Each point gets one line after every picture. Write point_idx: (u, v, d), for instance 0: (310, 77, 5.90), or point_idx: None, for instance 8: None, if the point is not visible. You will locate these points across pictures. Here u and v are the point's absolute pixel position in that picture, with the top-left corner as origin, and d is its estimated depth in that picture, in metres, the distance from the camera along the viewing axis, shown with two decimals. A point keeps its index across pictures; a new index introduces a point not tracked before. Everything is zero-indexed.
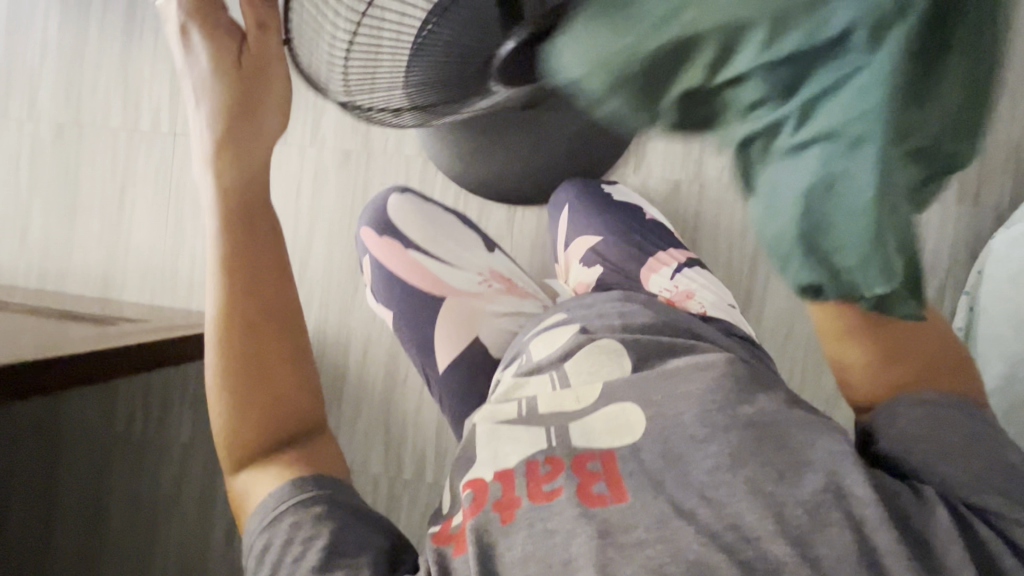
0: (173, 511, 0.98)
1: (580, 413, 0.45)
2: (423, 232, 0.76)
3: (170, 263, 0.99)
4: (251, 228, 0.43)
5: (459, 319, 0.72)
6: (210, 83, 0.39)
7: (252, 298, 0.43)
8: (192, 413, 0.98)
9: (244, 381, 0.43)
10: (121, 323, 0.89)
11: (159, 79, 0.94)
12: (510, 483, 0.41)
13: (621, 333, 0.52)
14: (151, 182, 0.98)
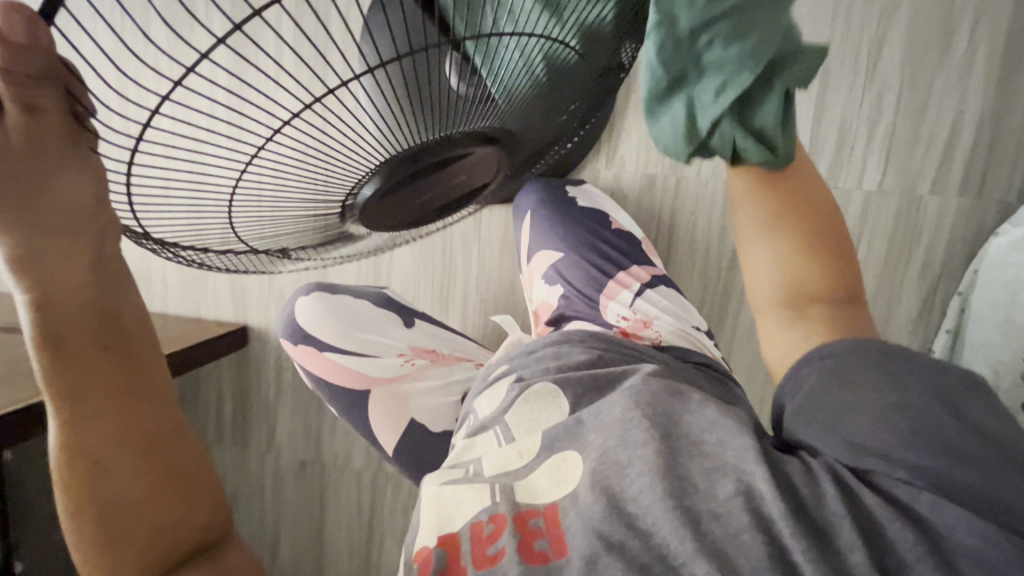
0: None
1: (524, 473, 0.45)
2: (337, 328, 0.72)
3: (143, 270, 0.99)
4: (71, 358, 0.34)
5: (387, 405, 0.70)
6: None
7: (99, 420, 0.35)
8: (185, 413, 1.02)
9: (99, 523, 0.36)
10: None
11: None
12: (456, 553, 0.40)
13: (555, 375, 0.52)
14: None
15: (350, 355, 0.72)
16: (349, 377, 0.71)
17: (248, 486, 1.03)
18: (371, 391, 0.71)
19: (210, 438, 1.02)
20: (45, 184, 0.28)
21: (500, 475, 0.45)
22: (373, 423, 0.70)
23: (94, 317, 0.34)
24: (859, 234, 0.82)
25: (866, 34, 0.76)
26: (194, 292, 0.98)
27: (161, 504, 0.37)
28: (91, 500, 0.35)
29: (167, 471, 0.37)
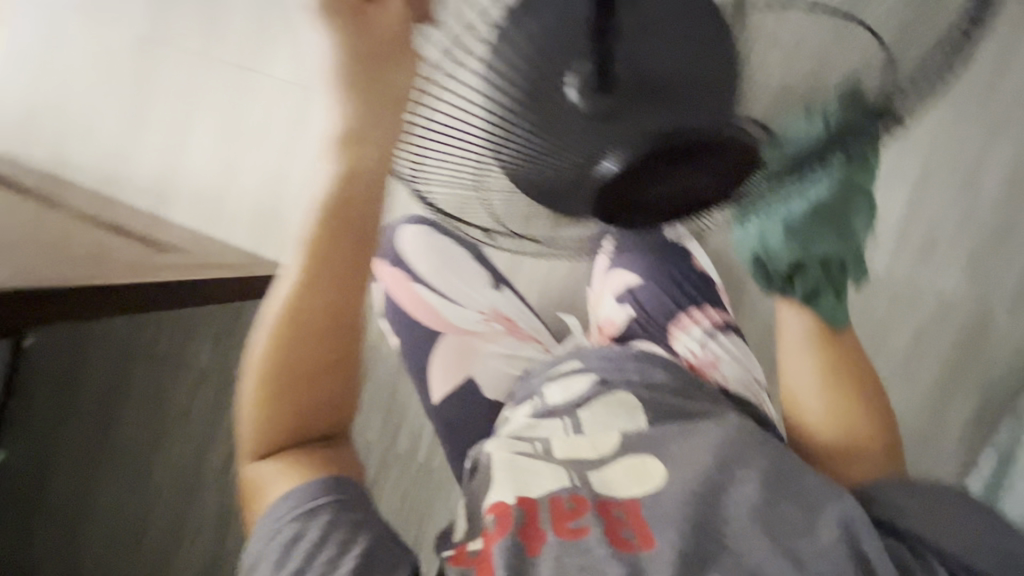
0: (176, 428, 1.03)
1: (599, 463, 0.44)
2: (431, 265, 0.74)
3: (218, 198, 1.00)
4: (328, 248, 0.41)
5: (452, 356, 0.70)
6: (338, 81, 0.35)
7: (324, 304, 0.42)
8: (212, 344, 1.02)
9: (281, 380, 0.42)
10: (167, 250, 0.89)
11: (241, 12, 0.95)
12: (534, 516, 0.40)
13: (637, 388, 0.52)
14: (217, 113, 0.99)
15: (434, 293, 0.73)
16: (426, 314, 0.72)
17: None
18: (442, 336, 0.71)
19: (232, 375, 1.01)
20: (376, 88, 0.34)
21: (574, 460, 0.45)
22: (432, 373, 0.70)
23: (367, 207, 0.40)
24: (924, 336, 0.82)
25: (973, 148, 0.78)
26: (262, 230, 0.99)
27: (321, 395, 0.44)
28: (283, 363, 0.42)
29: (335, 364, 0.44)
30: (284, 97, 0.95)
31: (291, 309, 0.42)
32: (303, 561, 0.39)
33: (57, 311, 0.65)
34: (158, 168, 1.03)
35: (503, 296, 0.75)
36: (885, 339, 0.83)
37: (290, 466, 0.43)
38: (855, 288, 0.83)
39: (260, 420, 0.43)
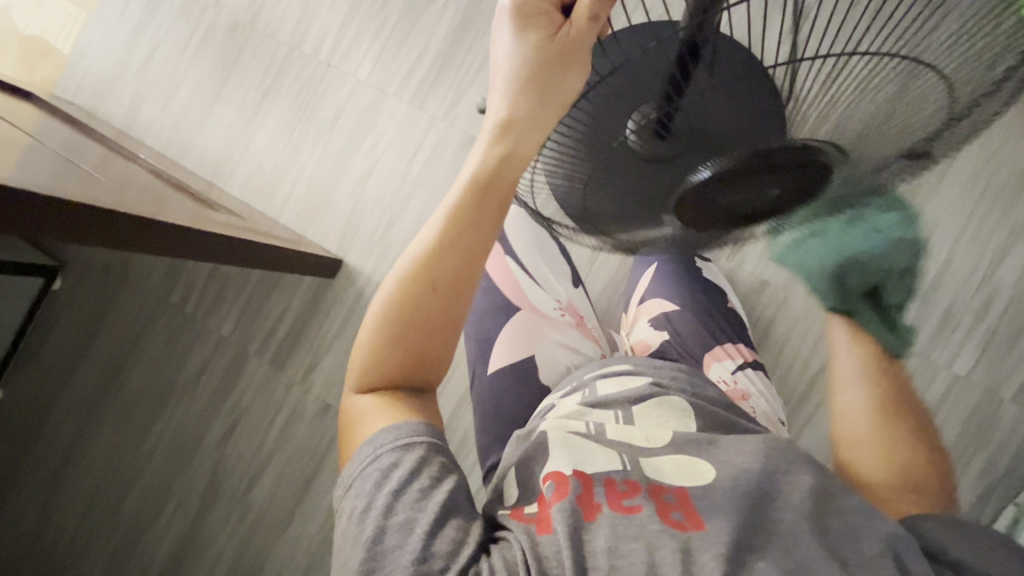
0: (188, 390, 1.04)
1: (649, 452, 0.47)
2: (526, 250, 0.88)
3: (276, 176, 1.05)
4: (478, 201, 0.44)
5: (523, 330, 0.79)
6: (523, 63, 0.39)
7: (456, 255, 0.44)
8: (239, 315, 1.04)
9: (399, 323, 0.44)
10: (221, 212, 0.91)
11: (334, 13, 1.02)
12: (589, 490, 0.42)
13: (690, 397, 0.54)
14: (292, 100, 1.04)
15: (524, 272, 0.85)
16: (512, 287, 0.84)
17: (261, 409, 1.01)
18: (520, 310, 0.81)
19: (251, 348, 1.03)
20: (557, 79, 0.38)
21: (626, 445, 0.48)
22: (498, 342, 0.78)
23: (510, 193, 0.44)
24: (936, 413, 0.84)
25: (998, 242, 0.83)
26: (311, 213, 1.02)
27: (433, 344, 0.45)
28: (405, 308, 0.44)
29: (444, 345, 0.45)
30: (360, 94, 1.01)
31: (424, 253, 0.44)
32: (392, 496, 0.40)
33: (119, 238, 0.67)
34: (224, 141, 1.08)
35: (577, 297, 0.87)
36: None
37: (388, 410, 0.44)
38: None
39: (368, 358, 0.45)
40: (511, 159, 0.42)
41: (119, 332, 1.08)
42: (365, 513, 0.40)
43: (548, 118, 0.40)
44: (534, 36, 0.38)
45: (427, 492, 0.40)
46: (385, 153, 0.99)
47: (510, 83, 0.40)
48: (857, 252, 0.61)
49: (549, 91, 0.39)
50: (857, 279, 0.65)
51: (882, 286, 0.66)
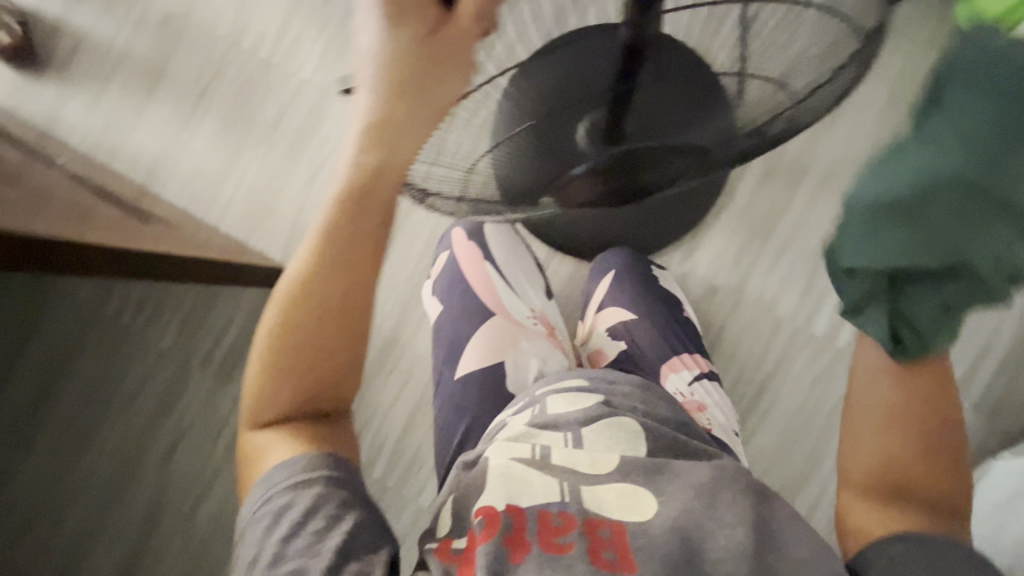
0: (125, 407, 1.00)
1: (592, 479, 0.47)
2: (504, 258, 0.88)
3: (216, 180, 1.00)
4: (357, 220, 0.46)
5: (495, 338, 0.79)
6: (389, 65, 0.37)
7: (340, 277, 0.47)
8: (180, 326, 1.00)
9: (294, 347, 0.48)
10: (154, 223, 0.86)
11: (276, 8, 0.97)
12: (522, 526, 0.43)
13: (642, 417, 0.53)
14: (232, 100, 0.99)
15: (501, 279, 0.86)
16: (488, 294, 0.84)
17: (205, 425, 0.98)
18: (494, 317, 0.81)
19: (194, 361, 0.99)
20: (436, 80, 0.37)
21: (569, 471, 0.48)
22: (468, 350, 0.78)
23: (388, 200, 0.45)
24: None
25: None
26: (255, 219, 0.98)
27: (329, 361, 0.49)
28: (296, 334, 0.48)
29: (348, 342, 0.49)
30: (304, 95, 0.97)
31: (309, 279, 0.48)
32: (289, 532, 0.43)
33: (37, 263, 0.62)
34: (160, 142, 1.02)
35: (551, 308, 0.86)
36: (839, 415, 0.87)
37: (291, 433, 0.49)
38: (817, 361, 0.87)
39: (267, 388, 0.49)
40: (378, 179, 0.43)
41: (45, 345, 1.01)
42: (254, 562, 0.43)
43: (423, 117, 0.39)
44: (400, 35, 0.36)
45: (323, 532, 0.43)
46: (332, 157, 0.96)
47: (379, 86, 0.39)
48: (995, 142, 0.36)
49: (418, 93, 0.38)
50: (964, 222, 0.38)
51: (948, 270, 0.42)
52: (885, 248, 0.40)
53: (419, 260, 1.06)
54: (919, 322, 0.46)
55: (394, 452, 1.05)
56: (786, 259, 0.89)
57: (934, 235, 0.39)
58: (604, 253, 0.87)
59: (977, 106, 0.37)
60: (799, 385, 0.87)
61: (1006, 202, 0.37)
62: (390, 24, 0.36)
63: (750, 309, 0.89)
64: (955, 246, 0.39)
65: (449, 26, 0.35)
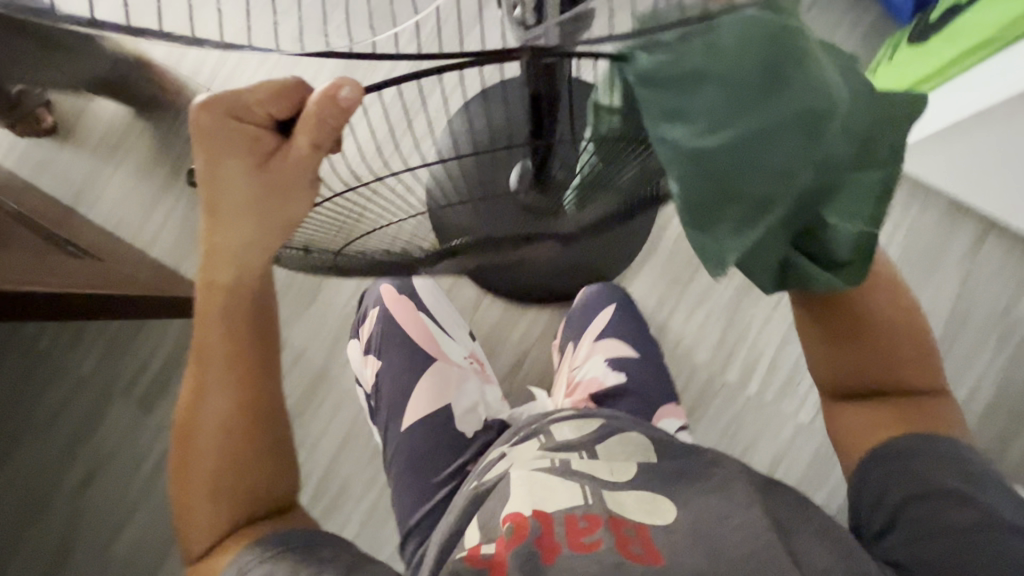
0: (35, 438, 0.93)
1: (612, 486, 0.60)
2: (434, 305, 0.96)
3: (148, 205, 1.00)
4: (223, 323, 0.56)
5: (438, 382, 0.88)
6: (231, 193, 0.44)
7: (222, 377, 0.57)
8: (104, 351, 0.95)
9: (203, 452, 0.57)
10: (81, 257, 0.85)
11: None
12: (550, 530, 0.55)
13: (640, 433, 0.69)
14: (167, 123, 1.00)
15: (436, 325, 0.94)
16: (426, 340, 0.92)
17: (125, 456, 0.93)
18: (433, 362, 0.90)
19: (117, 387, 0.94)
20: (281, 202, 0.45)
21: (592, 480, 0.61)
22: (416, 394, 0.88)
23: (248, 306, 0.56)
24: (785, 454, 0.97)
25: None
26: (184, 248, 1.00)
27: (232, 450, 0.58)
28: (196, 438, 0.57)
29: (266, 417, 0.60)
30: None
31: (197, 388, 0.57)
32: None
33: None
34: (89, 162, 1.01)
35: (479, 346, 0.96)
36: (750, 451, 0.97)
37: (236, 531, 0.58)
38: (731, 403, 0.98)
39: (191, 497, 0.57)
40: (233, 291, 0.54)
41: None
42: None
43: (270, 232, 0.47)
44: (237, 164, 0.43)
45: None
46: None
47: (222, 212, 0.46)
48: (749, 95, 0.33)
49: (261, 213, 0.45)
50: (743, 171, 0.36)
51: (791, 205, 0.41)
52: (743, 233, 0.39)
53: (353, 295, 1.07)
54: (840, 229, 0.44)
55: (322, 485, 1.04)
56: (703, 308, 0.99)
57: (758, 198, 0.38)
58: (585, 287, 1.00)
59: (687, 70, 0.31)
60: (715, 426, 0.98)
61: (767, 143, 0.35)
62: (229, 146, 0.42)
63: (669, 355, 1.00)
64: (771, 187, 0.37)
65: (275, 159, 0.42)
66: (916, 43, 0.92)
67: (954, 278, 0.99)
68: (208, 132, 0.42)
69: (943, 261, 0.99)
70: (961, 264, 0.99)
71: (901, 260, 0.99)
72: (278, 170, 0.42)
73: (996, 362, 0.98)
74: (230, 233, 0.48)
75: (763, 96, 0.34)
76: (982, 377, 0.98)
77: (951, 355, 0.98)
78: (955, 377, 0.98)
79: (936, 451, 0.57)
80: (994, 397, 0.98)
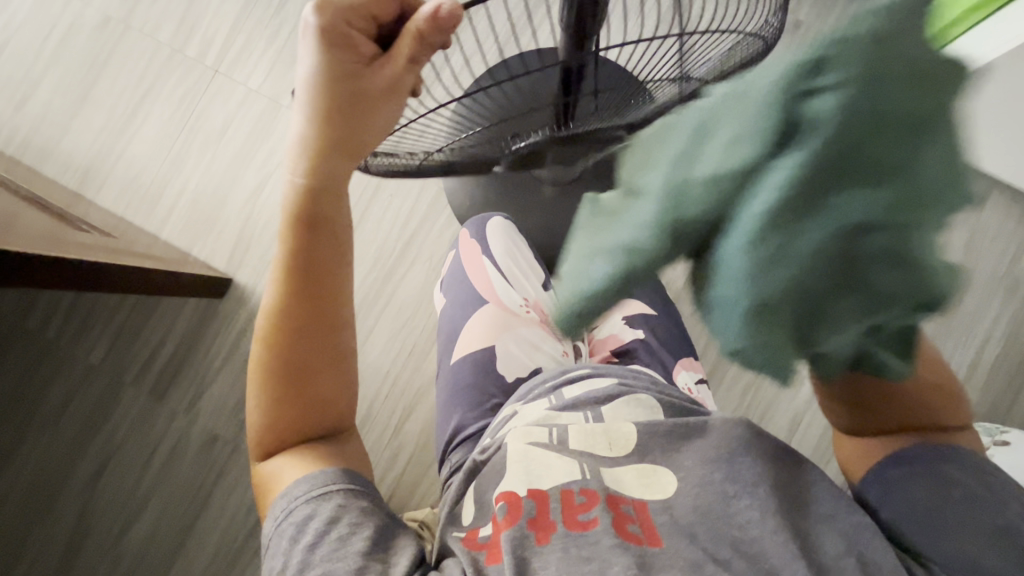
0: (49, 424, 0.95)
1: (610, 462, 0.58)
2: (506, 246, 0.87)
3: (154, 189, 0.97)
4: (303, 235, 0.44)
5: (490, 323, 0.80)
6: (318, 95, 0.40)
7: (302, 287, 0.45)
8: (111, 339, 0.96)
9: (277, 376, 0.47)
10: (87, 231, 0.84)
11: (220, 16, 0.97)
12: (545, 507, 0.54)
13: (657, 394, 0.66)
14: (173, 105, 0.97)
15: (497, 269, 0.86)
16: (485, 283, 0.84)
17: (134, 444, 0.94)
18: (487, 304, 0.82)
19: (126, 378, 0.95)
20: (368, 118, 0.41)
21: (588, 454, 0.58)
22: (468, 331, 0.80)
23: (333, 206, 0.44)
24: (802, 413, 0.91)
25: None
26: (195, 228, 0.96)
27: (314, 377, 0.47)
28: (271, 362, 0.47)
29: (327, 332, 0.47)
30: (249, 104, 0.96)
31: (274, 301, 0.46)
32: (314, 537, 0.46)
33: None
34: (93, 146, 0.98)
35: (544, 295, 0.88)
36: (769, 413, 0.92)
37: (300, 461, 0.49)
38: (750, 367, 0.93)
39: (264, 423, 0.49)
40: (310, 192, 0.43)
41: None
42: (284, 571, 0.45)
43: (342, 153, 0.41)
44: (335, 69, 0.39)
45: (344, 539, 0.46)
46: (277, 167, 0.95)
47: (309, 109, 0.40)
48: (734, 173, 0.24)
49: (347, 124, 0.40)
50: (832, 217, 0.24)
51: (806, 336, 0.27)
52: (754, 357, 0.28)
53: (372, 270, 0.97)
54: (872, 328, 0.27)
55: None
56: None
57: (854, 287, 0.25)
58: None
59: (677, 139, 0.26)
60: (735, 388, 0.93)
61: (935, 234, 0.24)
62: (320, 53, 0.38)
63: (686, 321, 0.95)
64: (818, 285, 0.24)
65: (370, 75, 0.39)
66: None
67: (976, 231, 0.95)
68: (324, 38, 0.38)
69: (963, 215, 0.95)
70: (964, 225, 0.95)
71: None
72: (373, 89, 0.40)
73: (1008, 320, 0.93)
74: (305, 134, 0.41)
75: (956, 193, 0.24)
76: (997, 333, 0.93)
77: (972, 306, 0.94)
78: (983, 333, 0.93)
79: (962, 460, 0.47)
80: (1010, 356, 0.92)
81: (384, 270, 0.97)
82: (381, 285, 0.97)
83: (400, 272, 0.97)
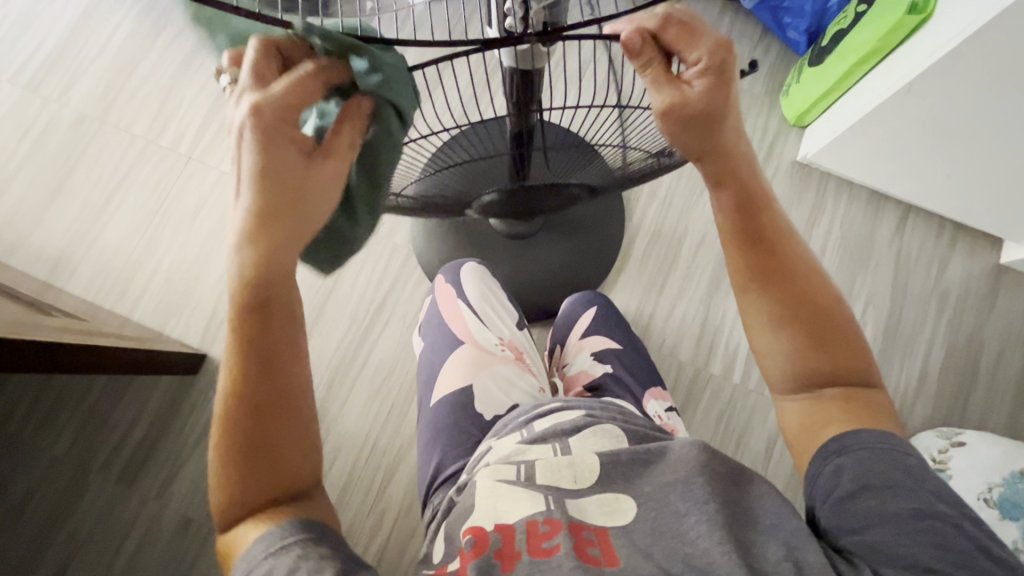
0: (10, 522, 0.89)
1: (577, 493, 0.55)
2: (476, 292, 0.89)
3: (126, 273, 0.98)
4: (263, 325, 0.47)
5: (466, 365, 0.82)
6: None
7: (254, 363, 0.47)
8: (80, 426, 0.93)
9: (240, 449, 0.46)
10: (58, 316, 0.84)
11: (195, 108, 1.03)
12: (511, 539, 0.50)
13: (621, 423, 0.64)
14: (148, 192, 1.01)
15: (471, 313, 0.88)
16: (460, 326, 0.87)
17: (104, 535, 0.89)
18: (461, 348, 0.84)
19: (94, 465, 0.92)
20: None
21: (553, 486, 0.55)
22: (444, 376, 0.82)
23: (287, 293, 0.47)
24: (775, 434, 0.94)
25: None
26: (169, 306, 0.97)
27: (276, 440, 0.47)
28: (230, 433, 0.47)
29: (281, 401, 0.47)
30: (222, 185, 1.01)
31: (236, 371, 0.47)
32: None
33: None
34: (66, 235, 1.00)
35: (519, 334, 0.89)
36: (746, 437, 0.95)
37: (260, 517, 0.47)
38: (719, 395, 0.97)
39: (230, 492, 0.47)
40: (260, 269, 0.45)
41: None
42: None
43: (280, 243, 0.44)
44: None
45: None
46: None
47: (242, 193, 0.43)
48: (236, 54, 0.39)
49: None
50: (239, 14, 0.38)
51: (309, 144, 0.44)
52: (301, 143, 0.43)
53: (348, 331, 0.99)
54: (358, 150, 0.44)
55: None
56: (680, 309, 1.00)
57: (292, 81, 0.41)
58: (568, 297, 0.98)
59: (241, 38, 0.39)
60: (709, 416, 0.96)
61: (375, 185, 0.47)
62: None
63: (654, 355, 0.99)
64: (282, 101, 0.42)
65: None
66: (815, 63, 1.02)
67: (904, 250, 1.04)
68: None
69: (887, 236, 1.05)
70: (889, 246, 1.04)
71: (847, 240, 1.04)
72: None
73: (947, 327, 1.01)
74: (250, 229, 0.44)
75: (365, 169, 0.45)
76: (937, 341, 1.00)
77: (911, 318, 1.01)
78: (925, 343, 1.00)
79: (886, 451, 0.48)
80: (953, 361, 0.99)
81: (359, 332, 0.99)
82: (358, 347, 0.98)
83: (375, 333, 0.99)
